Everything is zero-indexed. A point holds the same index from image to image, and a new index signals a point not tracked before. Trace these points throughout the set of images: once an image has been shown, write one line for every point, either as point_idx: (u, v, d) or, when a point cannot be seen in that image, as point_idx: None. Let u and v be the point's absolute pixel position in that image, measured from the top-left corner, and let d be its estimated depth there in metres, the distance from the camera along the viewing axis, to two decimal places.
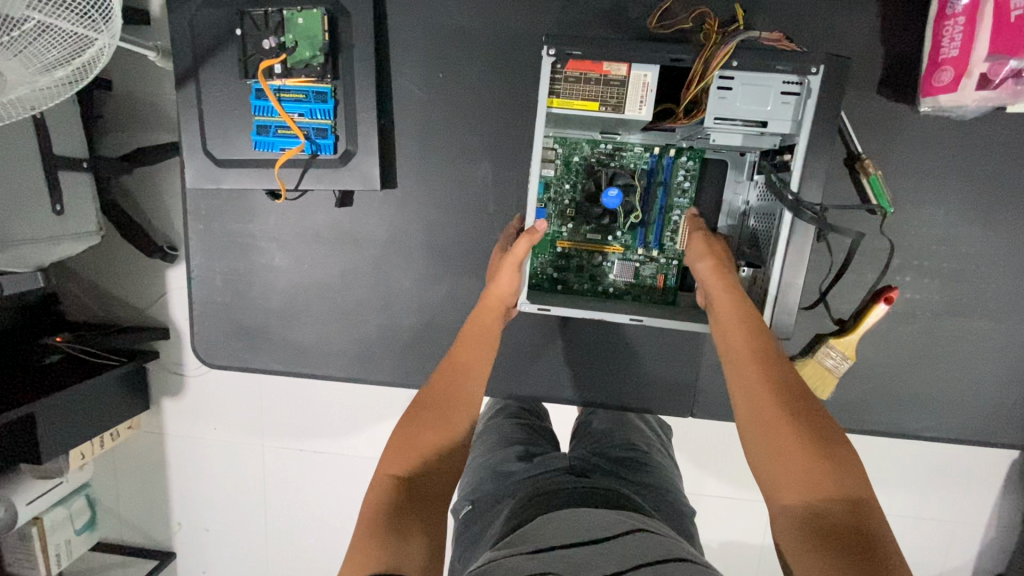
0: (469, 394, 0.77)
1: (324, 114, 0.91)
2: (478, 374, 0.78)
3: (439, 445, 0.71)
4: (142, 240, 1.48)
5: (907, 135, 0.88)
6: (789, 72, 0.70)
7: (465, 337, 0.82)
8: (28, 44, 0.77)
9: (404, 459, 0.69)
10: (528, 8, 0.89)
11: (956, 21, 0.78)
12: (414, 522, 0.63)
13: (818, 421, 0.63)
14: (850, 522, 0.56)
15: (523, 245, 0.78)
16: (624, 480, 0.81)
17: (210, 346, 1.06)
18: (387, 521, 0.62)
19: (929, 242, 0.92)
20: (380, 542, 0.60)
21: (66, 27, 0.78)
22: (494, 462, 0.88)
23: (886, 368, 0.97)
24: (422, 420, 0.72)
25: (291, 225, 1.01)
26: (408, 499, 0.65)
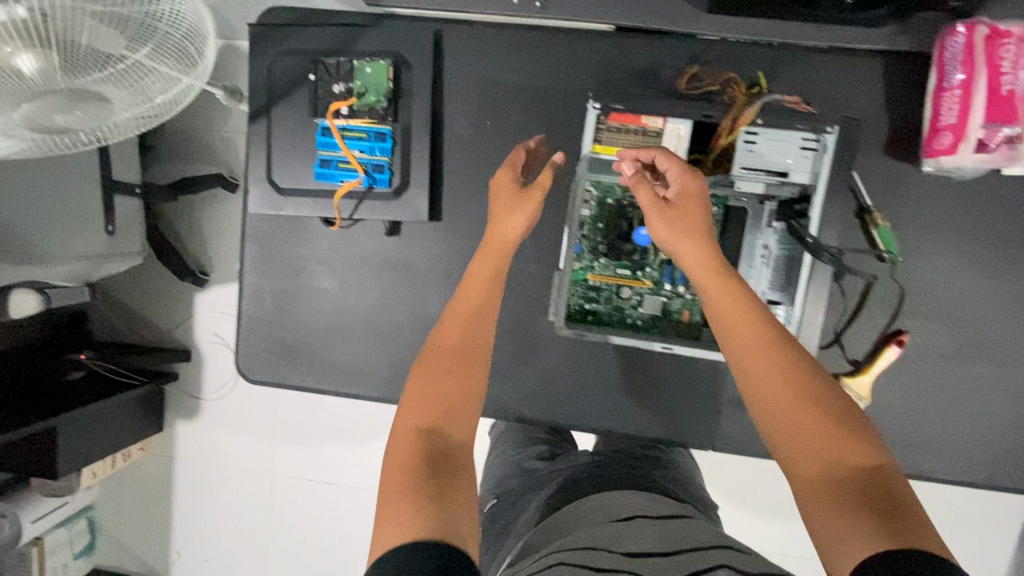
0: (477, 347, 0.76)
1: (382, 152, 1.00)
2: (489, 308, 0.80)
3: (459, 394, 0.71)
4: (178, 263, 1.57)
5: (913, 191, 0.97)
6: (807, 130, 0.79)
7: (467, 287, 0.82)
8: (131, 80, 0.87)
9: (425, 412, 0.69)
10: (570, 67, 1.00)
11: (953, 93, 0.88)
12: (455, 479, 0.63)
13: (826, 392, 0.63)
14: (875, 487, 0.56)
15: (548, 176, 0.86)
16: (644, 467, 0.96)
17: (252, 361, 1.11)
18: (425, 477, 0.62)
19: (936, 290, 0.98)
20: (417, 499, 0.60)
21: (163, 68, 0.88)
22: (520, 460, 1.04)
23: (902, 410, 1.01)
24: (442, 372, 0.72)
25: (340, 250, 1.08)
26: (436, 451, 0.66)
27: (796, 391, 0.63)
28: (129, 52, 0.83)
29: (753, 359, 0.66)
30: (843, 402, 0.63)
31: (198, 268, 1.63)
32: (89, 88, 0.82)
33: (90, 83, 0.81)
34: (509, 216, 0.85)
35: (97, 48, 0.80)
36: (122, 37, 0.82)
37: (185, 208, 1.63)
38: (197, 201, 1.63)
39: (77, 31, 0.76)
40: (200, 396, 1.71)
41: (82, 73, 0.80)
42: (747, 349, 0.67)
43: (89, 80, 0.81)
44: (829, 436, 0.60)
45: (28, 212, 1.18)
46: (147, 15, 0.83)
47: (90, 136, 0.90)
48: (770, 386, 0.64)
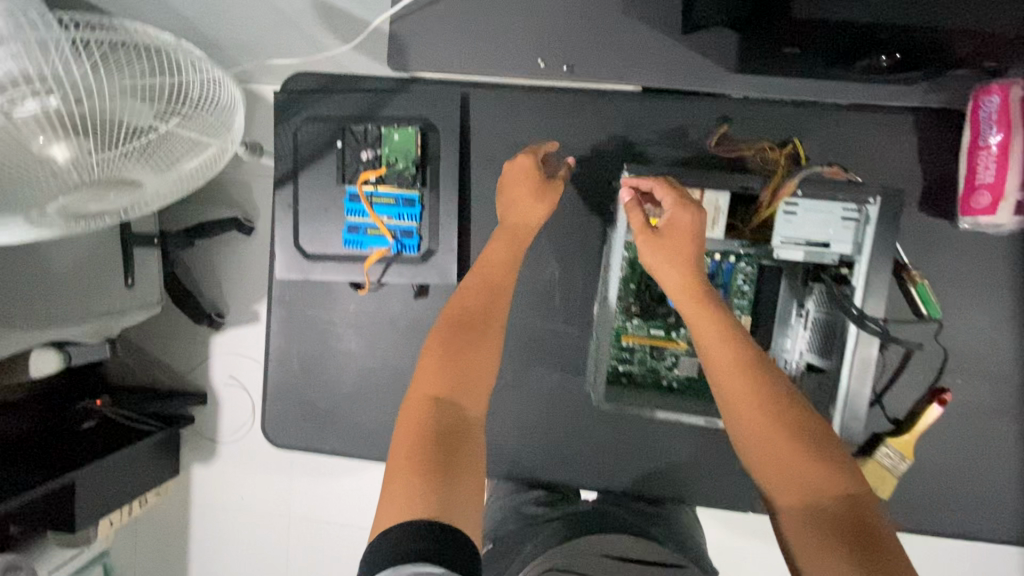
0: (493, 316, 0.80)
1: (411, 217, 1.00)
2: (506, 279, 0.84)
3: (479, 363, 0.75)
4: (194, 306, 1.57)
5: (949, 247, 0.96)
6: (848, 201, 0.78)
7: (487, 261, 0.85)
8: (157, 151, 0.82)
9: (440, 382, 0.73)
10: (598, 129, 1.00)
11: (989, 152, 0.87)
12: (461, 454, 0.67)
13: (807, 424, 0.68)
14: (850, 516, 0.63)
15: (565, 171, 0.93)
16: (641, 518, 0.93)
17: (279, 426, 1.10)
18: (434, 449, 0.66)
19: (976, 346, 0.97)
20: (422, 479, 0.63)
21: (191, 133, 0.84)
22: (517, 504, 0.99)
23: (943, 469, 0.99)
24: (456, 344, 0.76)
25: (368, 313, 1.07)
26: (448, 422, 0.70)
27: (782, 424, 0.67)
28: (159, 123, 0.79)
29: (741, 395, 0.68)
30: (822, 432, 0.67)
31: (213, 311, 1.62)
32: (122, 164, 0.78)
33: (122, 159, 0.77)
34: (518, 198, 0.89)
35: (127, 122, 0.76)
36: (151, 109, 0.78)
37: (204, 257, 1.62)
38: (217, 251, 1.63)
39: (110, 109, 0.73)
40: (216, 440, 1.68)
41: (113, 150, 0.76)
42: (734, 384, 0.69)
43: (120, 156, 0.76)
44: (809, 468, 0.65)
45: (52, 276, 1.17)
46: (178, 84, 0.80)
47: (119, 208, 0.86)
48: (758, 421, 0.67)
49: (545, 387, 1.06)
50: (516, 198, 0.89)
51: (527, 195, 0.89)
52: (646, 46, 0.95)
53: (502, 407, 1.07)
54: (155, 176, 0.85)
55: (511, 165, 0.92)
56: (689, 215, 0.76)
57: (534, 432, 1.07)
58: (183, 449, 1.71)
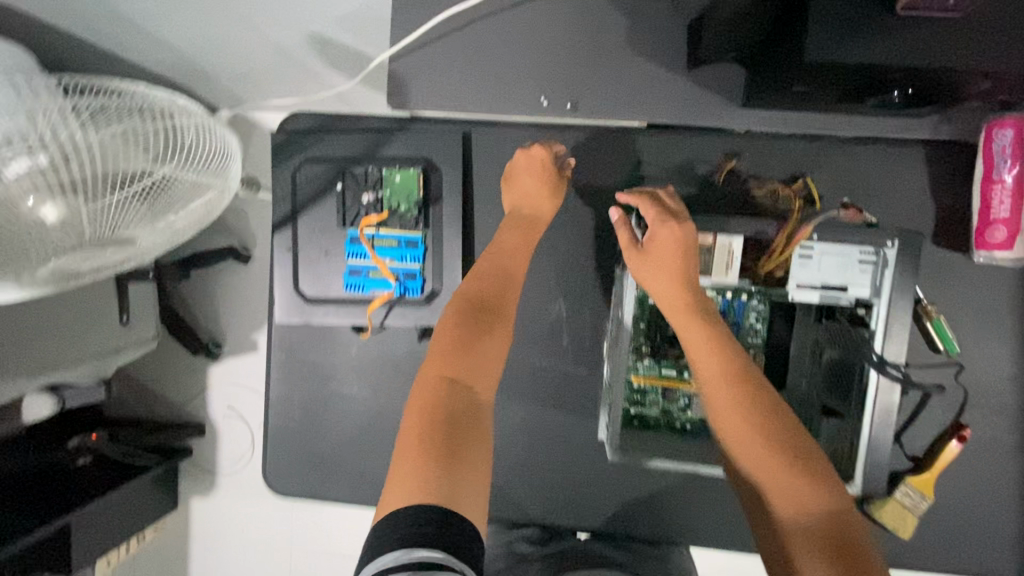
0: (504, 303, 0.80)
1: (414, 259, 0.97)
2: (516, 265, 0.84)
3: (490, 347, 0.75)
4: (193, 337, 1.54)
5: (964, 281, 0.94)
6: (865, 244, 0.76)
7: (499, 248, 0.85)
8: (158, 199, 0.79)
9: (457, 363, 0.71)
10: (602, 166, 0.99)
11: (1004, 187, 0.85)
12: (468, 437, 0.66)
13: (790, 435, 0.68)
14: (830, 530, 0.63)
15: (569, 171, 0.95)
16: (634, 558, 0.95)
17: (282, 470, 1.06)
18: (444, 432, 0.64)
19: (995, 380, 0.95)
20: (430, 463, 0.61)
21: (191, 177, 0.81)
22: (508, 540, 0.99)
23: (965, 506, 0.96)
24: (470, 329, 0.75)
25: (371, 356, 1.04)
26: (460, 405, 0.68)
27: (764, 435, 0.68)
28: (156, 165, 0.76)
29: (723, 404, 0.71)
30: (807, 445, 0.68)
31: (211, 341, 1.59)
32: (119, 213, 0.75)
33: (117, 206, 0.74)
34: (530, 187, 0.91)
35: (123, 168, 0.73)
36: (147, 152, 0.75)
37: (202, 290, 1.60)
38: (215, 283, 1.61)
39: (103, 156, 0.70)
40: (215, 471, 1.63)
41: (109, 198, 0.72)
42: (717, 393, 0.72)
43: (117, 203, 0.74)
44: (791, 479, 0.66)
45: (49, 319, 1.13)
46: (172, 126, 0.78)
47: (121, 259, 0.82)
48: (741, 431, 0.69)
49: (554, 428, 1.03)
50: (528, 190, 0.91)
51: (540, 188, 0.91)
52: (651, 81, 0.93)
53: (510, 449, 1.05)
54: (155, 225, 0.81)
55: (526, 155, 0.92)
56: (670, 228, 0.78)
57: (543, 475, 1.04)
58: (182, 481, 1.65)
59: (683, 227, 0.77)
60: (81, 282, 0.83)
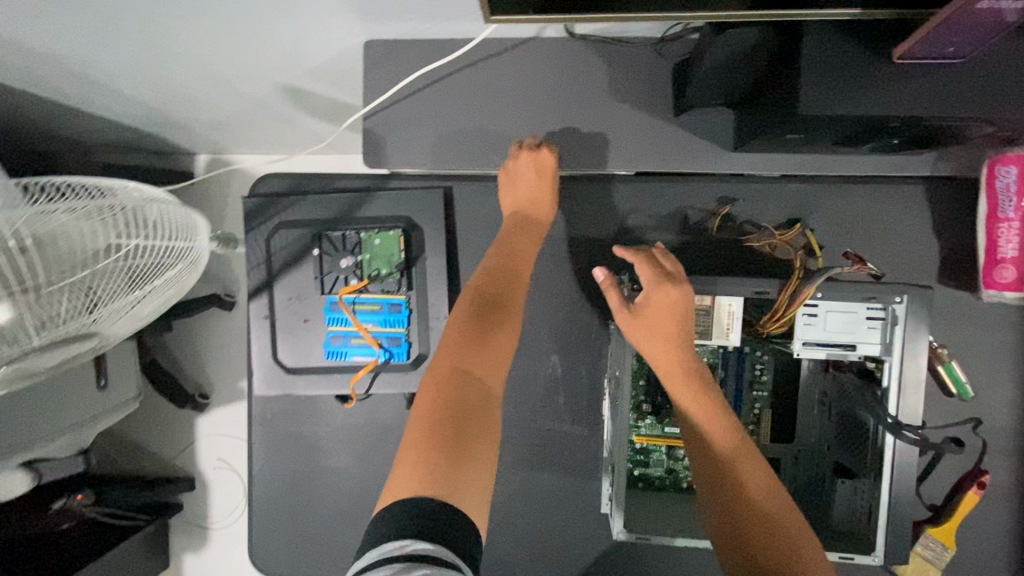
0: (513, 300, 0.77)
1: (398, 322, 0.93)
2: (523, 267, 0.82)
3: (501, 345, 0.71)
4: (177, 393, 1.48)
5: (974, 320, 0.90)
6: (873, 299, 0.72)
7: (512, 252, 0.84)
8: (123, 276, 0.74)
9: (465, 356, 0.68)
10: (591, 217, 0.95)
11: (1011, 225, 0.82)
12: (475, 430, 0.62)
13: (768, 489, 0.67)
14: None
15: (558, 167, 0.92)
16: None
17: (270, 543, 1.00)
18: (448, 425, 0.61)
19: (1014, 423, 0.90)
20: (432, 451, 0.59)
21: (156, 246, 0.77)
22: None
23: (992, 557, 0.91)
24: (480, 324, 0.71)
25: (359, 423, 0.98)
26: (469, 393, 0.65)
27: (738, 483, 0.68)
28: (120, 241, 0.72)
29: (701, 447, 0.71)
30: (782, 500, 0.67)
31: (196, 394, 1.53)
32: (82, 296, 0.70)
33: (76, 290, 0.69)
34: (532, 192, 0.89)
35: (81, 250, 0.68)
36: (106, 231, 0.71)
37: (185, 343, 1.55)
38: (197, 337, 1.55)
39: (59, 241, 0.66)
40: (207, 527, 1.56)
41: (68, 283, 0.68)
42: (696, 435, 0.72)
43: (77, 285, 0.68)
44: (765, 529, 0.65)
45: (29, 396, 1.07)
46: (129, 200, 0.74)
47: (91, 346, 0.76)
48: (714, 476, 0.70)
49: (555, 491, 0.98)
50: (530, 194, 0.89)
51: (543, 192, 0.89)
52: (637, 128, 0.89)
53: (511, 515, 0.99)
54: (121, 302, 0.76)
55: (533, 158, 0.87)
56: (666, 290, 0.74)
57: (546, 541, 0.98)
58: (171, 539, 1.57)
59: (681, 291, 0.73)
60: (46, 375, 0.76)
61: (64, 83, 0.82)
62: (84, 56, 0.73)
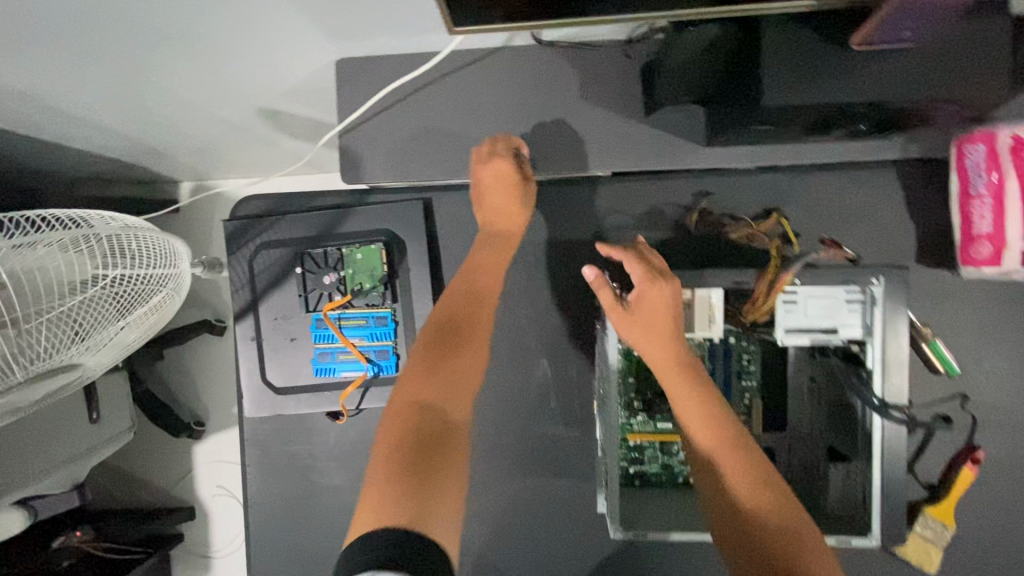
0: (478, 322, 0.76)
1: (385, 335, 0.93)
2: (489, 285, 0.81)
3: (465, 370, 0.71)
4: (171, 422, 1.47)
5: (955, 298, 0.91)
6: (850, 283, 0.72)
7: (478, 269, 0.83)
8: (107, 303, 0.74)
9: (426, 387, 0.67)
10: (571, 220, 0.96)
11: (983, 202, 0.82)
12: (440, 459, 0.62)
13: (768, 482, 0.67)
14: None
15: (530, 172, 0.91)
16: None
17: (270, 568, 0.99)
18: (412, 456, 0.61)
19: (1003, 397, 0.91)
20: (398, 481, 0.59)
21: (140, 275, 0.77)
22: None
23: (995, 533, 0.91)
24: (441, 350, 0.71)
25: (353, 439, 0.98)
26: (433, 424, 0.64)
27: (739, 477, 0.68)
28: (101, 271, 0.72)
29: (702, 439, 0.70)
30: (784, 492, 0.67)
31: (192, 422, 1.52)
32: (65, 325, 0.71)
33: (56, 321, 0.69)
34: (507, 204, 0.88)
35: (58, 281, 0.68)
36: (87, 262, 0.71)
37: (176, 372, 1.54)
38: (189, 364, 1.54)
39: (39, 275, 0.66)
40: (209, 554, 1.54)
41: (47, 317, 0.68)
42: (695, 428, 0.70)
43: (57, 318, 0.69)
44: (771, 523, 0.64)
45: (21, 436, 1.07)
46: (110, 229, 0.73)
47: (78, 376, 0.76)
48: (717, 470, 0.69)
49: (553, 497, 0.97)
50: (497, 204, 0.89)
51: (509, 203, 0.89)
52: (609, 129, 0.90)
53: (510, 523, 0.99)
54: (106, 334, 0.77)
55: (491, 168, 0.87)
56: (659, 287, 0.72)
57: (548, 546, 0.98)
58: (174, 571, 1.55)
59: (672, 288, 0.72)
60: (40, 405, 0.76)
61: (37, 122, 0.82)
62: (56, 95, 0.74)
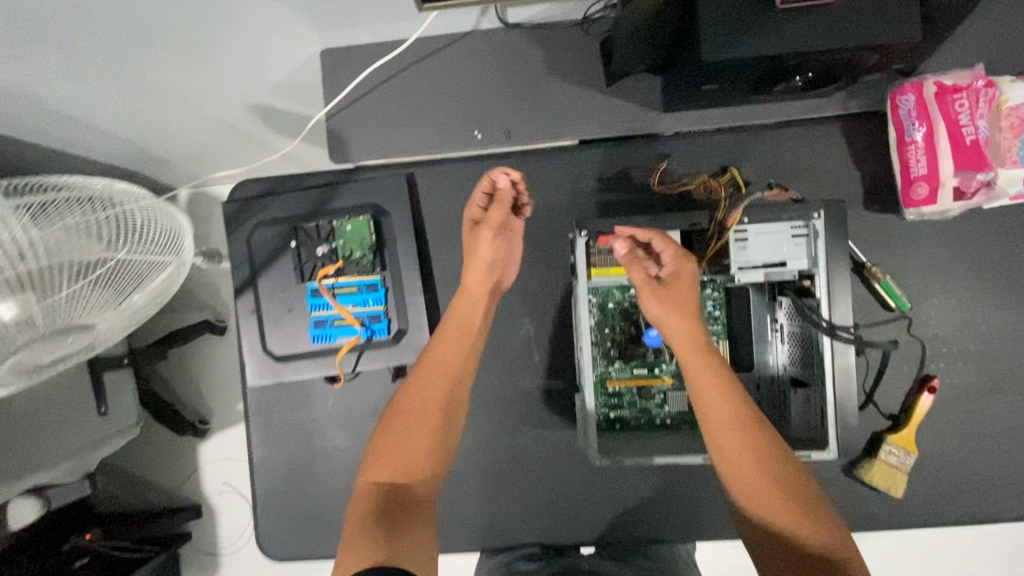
0: (455, 388, 0.86)
1: (376, 301, 0.99)
2: (461, 348, 0.87)
3: (431, 443, 0.82)
4: (175, 419, 1.51)
5: (901, 239, 0.98)
6: (794, 219, 0.80)
7: (449, 323, 0.88)
8: (116, 281, 0.81)
9: (390, 466, 0.79)
10: (544, 188, 1.03)
11: (917, 147, 0.90)
12: (403, 522, 0.73)
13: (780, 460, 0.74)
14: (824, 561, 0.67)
15: (498, 213, 0.89)
16: (625, 558, 0.96)
17: (275, 534, 1.05)
18: (380, 517, 0.72)
19: (953, 328, 0.98)
20: (370, 537, 0.69)
21: (146, 256, 0.84)
22: (511, 559, 0.99)
23: (952, 458, 0.98)
24: (409, 423, 0.81)
25: (350, 403, 1.04)
26: (396, 498, 0.75)
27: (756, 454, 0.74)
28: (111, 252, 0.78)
29: (720, 416, 0.76)
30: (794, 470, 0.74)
31: (197, 418, 1.57)
32: (79, 304, 0.76)
33: (72, 296, 0.75)
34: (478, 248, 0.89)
35: (80, 261, 0.74)
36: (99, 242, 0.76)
37: (179, 366, 1.59)
38: (192, 359, 1.60)
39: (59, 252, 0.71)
40: (217, 552, 1.58)
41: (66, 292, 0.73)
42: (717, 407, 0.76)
43: (73, 293, 0.75)
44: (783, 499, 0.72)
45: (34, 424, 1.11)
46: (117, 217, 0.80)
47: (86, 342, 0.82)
48: (736, 445, 0.75)
49: (540, 448, 1.04)
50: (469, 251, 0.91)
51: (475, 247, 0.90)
52: (574, 101, 0.98)
53: (502, 476, 1.04)
54: (116, 306, 0.83)
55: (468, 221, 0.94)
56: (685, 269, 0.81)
57: (539, 497, 1.04)
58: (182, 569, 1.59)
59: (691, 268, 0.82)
60: (44, 376, 0.81)
61: (46, 132, 0.88)
62: (65, 104, 0.80)
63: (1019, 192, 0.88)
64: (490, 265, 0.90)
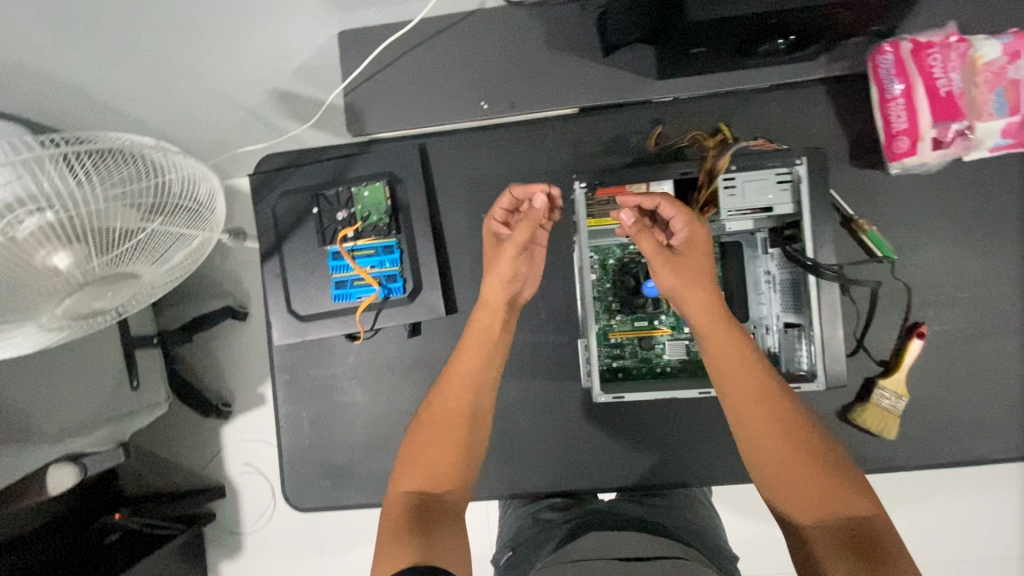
0: (477, 405, 0.90)
1: (392, 262, 1.06)
2: (479, 365, 0.92)
3: (458, 448, 0.87)
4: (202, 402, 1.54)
5: (886, 193, 1.04)
6: (779, 167, 0.87)
7: (467, 341, 0.94)
8: (150, 246, 0.84)
9: (419, 476, 0.84)
10: (546, 156, 1.11)
11: (897, 102, 0.95)
12: (435, 522, 0.78)
13: (797, 423, 0.77)
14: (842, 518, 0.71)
15: (525, 231, 0.89)
16: (643, 505, 1.00)
17: (302, 485, 1.11)
18: (413, 517, 0.78)
19: (939, 277, 1.02)
20: (406, 539, 0.74)
21: (177, 228, 0.86)
22: (534, 511, 1.03)
23: (942, 400, 1.02)
24: (433, 432, 0.87)
25: (368, 360, 1.11)
26: (428, 504, 0.80)
27: (773, 418, 0.77)
28: (148, 221, 0.80)
29: (738, 381, 0.79)
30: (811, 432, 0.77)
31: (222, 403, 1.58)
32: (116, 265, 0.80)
33: (109, 260, 0.78)
34: (501, 263, 0.92)
35: (118, 228, 0.76)
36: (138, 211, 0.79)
37: None
38: None
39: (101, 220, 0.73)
40: (241, 531, 1.57)
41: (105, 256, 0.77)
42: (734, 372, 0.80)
43: (114, 256, 0.78)
44: (801, 460, 0.75)
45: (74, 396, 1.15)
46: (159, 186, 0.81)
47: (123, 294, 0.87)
48: (753, 408, 0.78)
49: (548, 399, 1.10)
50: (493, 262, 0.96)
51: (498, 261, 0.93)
52: (573, 71, 1.04)
53: (513, 428, 1.10)
54: (151, 267, 0.88)
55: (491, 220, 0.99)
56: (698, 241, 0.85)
57: (548, 447, 1.10)
58: (207, 548, 1.59)
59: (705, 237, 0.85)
60: (76, 326, 0.86)
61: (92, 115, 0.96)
62: (106, 88, 0.87)
63: (996, 144, 0.94)
64: (513, 278, 0.94)
